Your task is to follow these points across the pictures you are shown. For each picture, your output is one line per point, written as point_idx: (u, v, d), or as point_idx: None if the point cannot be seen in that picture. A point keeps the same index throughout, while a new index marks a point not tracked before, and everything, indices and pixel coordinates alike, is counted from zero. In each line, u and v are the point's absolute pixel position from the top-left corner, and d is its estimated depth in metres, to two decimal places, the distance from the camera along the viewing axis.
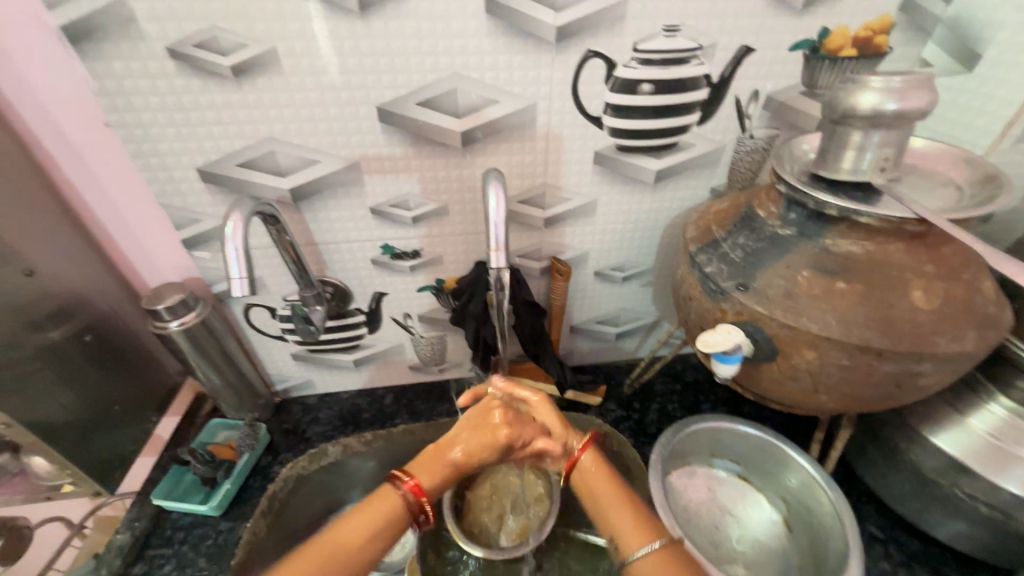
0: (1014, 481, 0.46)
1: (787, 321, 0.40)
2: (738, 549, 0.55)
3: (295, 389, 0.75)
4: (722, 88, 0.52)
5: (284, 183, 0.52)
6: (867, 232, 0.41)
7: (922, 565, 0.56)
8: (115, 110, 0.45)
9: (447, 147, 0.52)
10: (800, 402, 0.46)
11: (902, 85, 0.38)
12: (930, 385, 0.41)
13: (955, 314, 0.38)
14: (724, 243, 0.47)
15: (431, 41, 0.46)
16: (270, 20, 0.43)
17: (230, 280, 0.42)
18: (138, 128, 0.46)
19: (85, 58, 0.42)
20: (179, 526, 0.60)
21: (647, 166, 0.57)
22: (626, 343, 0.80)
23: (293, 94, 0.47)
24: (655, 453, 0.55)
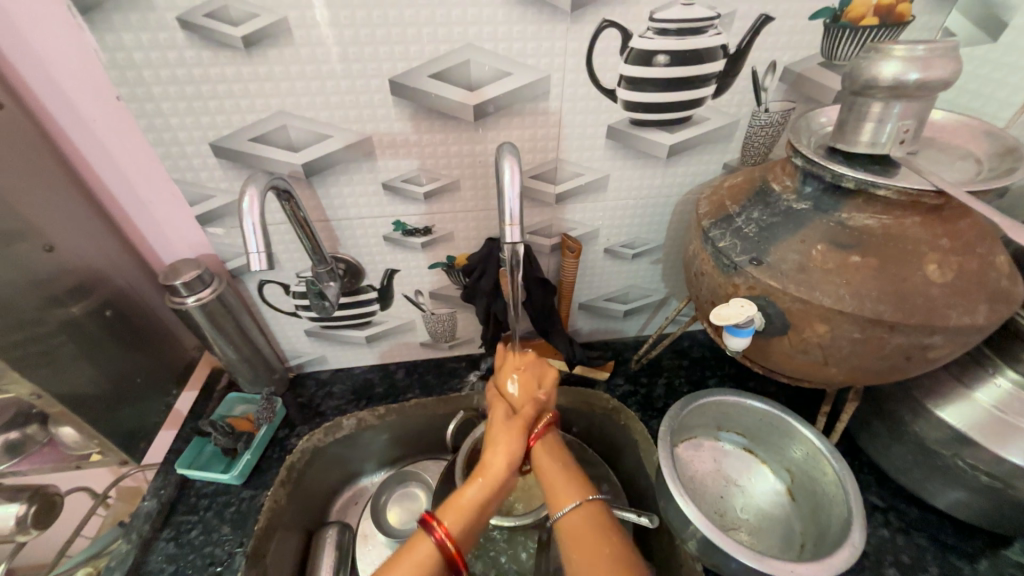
0: (1018, 453, 0.48)
1: (800, 296, 0.40)
2: (741, 517, 0.57)
3: (308, 364, 0.77)
4: (739, 59, 0.51)
5: (297, 158, 0.52)
6: (883, 205, 0.41)
7: (920, 531, 0.58)
8: (126, 83, 0.44)
9: (460, 121, 0.52)
10: (809, 375, 0.47)
11: (926, 54, 0.37)
12: (939, 358, 0.42)
13: (968, 288, 0.39)
14: (738, 218, 0.47)
15: (443, 11, 0.45)
16: None
17: (247, 254, 0.43)
18: (150, 102, 0.46)
19: (95, 29, 0.41)
20: (203, 493, 0.63)
21: (660, 140, 0.56)
22: (634, 320, 0.81)
23: (305, 67, 0.46)
24: (664, 425, 0.56)
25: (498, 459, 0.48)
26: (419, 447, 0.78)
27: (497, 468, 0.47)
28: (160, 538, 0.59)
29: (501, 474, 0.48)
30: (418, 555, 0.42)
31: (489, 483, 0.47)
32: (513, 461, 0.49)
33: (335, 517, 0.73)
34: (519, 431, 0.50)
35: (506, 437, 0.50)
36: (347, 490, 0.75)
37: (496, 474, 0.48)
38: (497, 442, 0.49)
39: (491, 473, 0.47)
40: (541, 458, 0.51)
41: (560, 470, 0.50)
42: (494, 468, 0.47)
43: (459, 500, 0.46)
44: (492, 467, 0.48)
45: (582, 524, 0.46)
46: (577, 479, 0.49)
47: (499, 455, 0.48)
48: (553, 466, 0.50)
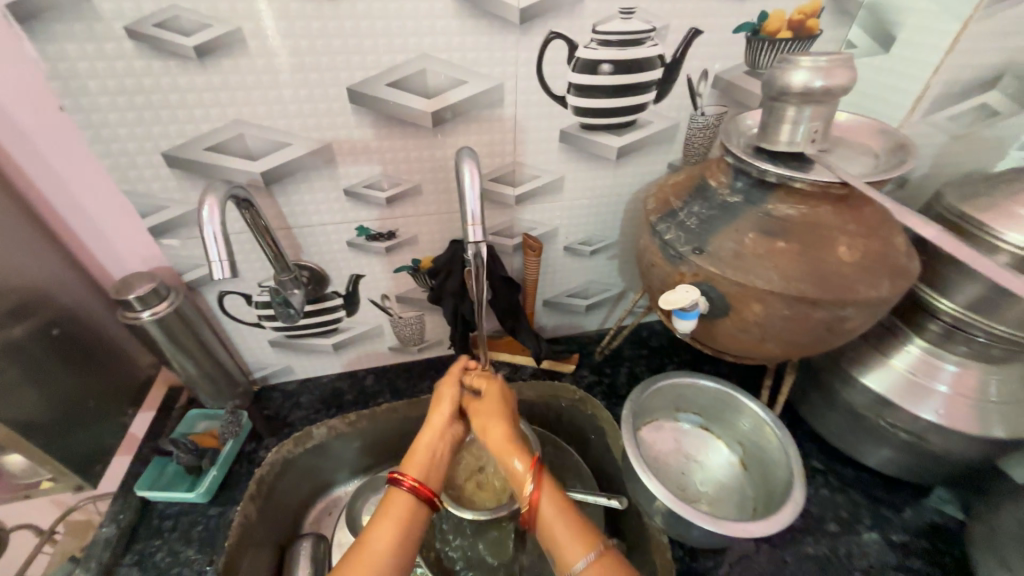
0: (928, 410, 0.55)
1: (737, 279, 0.45)
2: (701, 489, 0.62)
3: (274, 376, 0.76)
4: (675, 68, 0.56)
5: (255, 166, 0.52)
6: (801, 196, 0.46)
7: (855, 488, 0.65)
8: (69, 94, 0.43)
9: (419, 127, 0.54)
10: (751, 352, 0.52)
11: (828, 64, 0.43)
12: (855, 328, 0.47)
13: (873, 266, 0.44)
14: (681, 212, 0.52)
15: (398, 22, 0.47)
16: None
17: (209, 263, 0.43)
18: (96, 113, 0.45)
19: (34, 39, 0.40)
20: (167, 515, 0.61)
21: (609, 142, 0.60)
22: (596, 314, 0.85)
23: (261, 76, 0.46)
24: (626, 409, 0.60)
25: (438, 416, 0.53)
26: (392, 452, 0.78)
27: (438, 418, 0.53)
28: (121, 565, 0.56)
29: (445, 423, 0.53)
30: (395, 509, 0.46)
31: (438, 433, 0.53)
32: (451, 412, 0.54)
33: (308, 529, 0.72)
34: (449, 388, 0.56)
35: (440, 398, 0.55)
36: (320, 501, 0.74)
37: (444, 429, 0.53)
38: (436, 406, 0.55)
39: (439, 428, 0.53)
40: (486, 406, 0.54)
41: (565, 533, 0.45)
42: (437, 423, 0.53)
43: (415, 457, 0.50)
44: (438, 423, 0.53)
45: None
46: (586, 539, 0.44)
47: (441, 413, 0.54)
48: (558, 531, 0.45)
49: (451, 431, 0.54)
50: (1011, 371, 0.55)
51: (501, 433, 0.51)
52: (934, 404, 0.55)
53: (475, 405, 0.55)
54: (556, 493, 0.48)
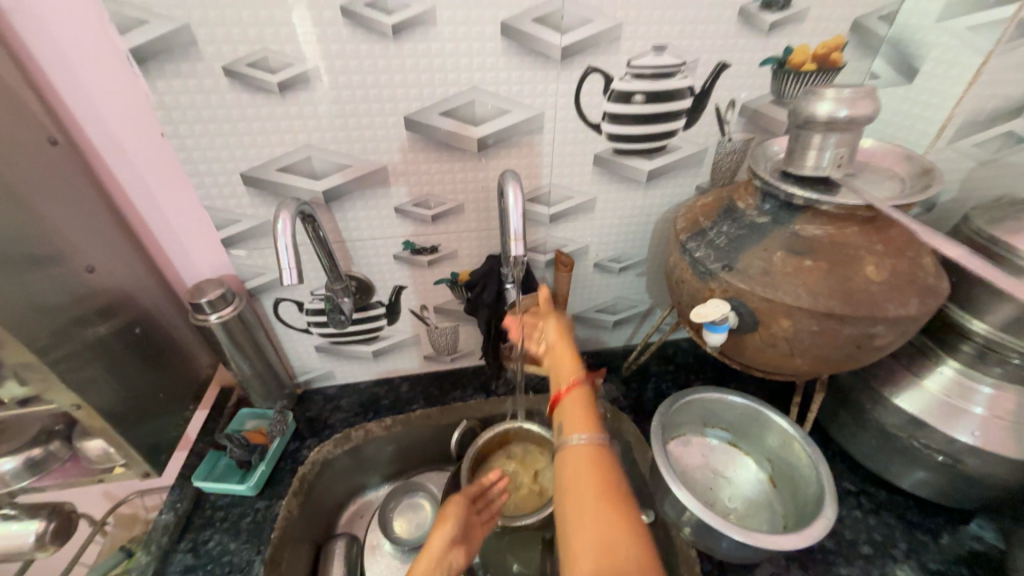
0: (963, 432, 0.55)
1: (766, 295, 0.47)
2: (731, 506, 0.62)
3: (316, 380, 0.80)
4: (704, 98, 0.60)
5: (318, 185, 0.57)
6: (828, 218, 0.49)
7: (889, 511, 0.64)
8: (170, 122, 0.50)
9: (464, 151, 0.59)
10: (780, 368, 0.53)
11: (852, 95, 0.46)
12: (884, 346, 0.49)
13: (901, 284, 0.46)
14: (710, 231, 0.55)
15: (453, 59, 0.52)
16: (313, 42, 0.49)
17: (280, 271, 0.48)
18: (191, 139, 0.51)
19: (149, 77, 0.47)
20: (218, 506, 0.65)
21: (640, 166, 0.64)
22: (623, 330, 0.87)
23: (331, 106, 0.52)
24: (655, 421, 0.61)
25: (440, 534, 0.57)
26: (423, 458, 0.81)
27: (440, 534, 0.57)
28: (178, 549, 0.60)
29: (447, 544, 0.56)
30: None
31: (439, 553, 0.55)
32: (451, 533, 0.57)
33: (342, 530, 0.75)
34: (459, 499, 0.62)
35: (447, 511, 0.60)
36: (352, 504, 0.78)
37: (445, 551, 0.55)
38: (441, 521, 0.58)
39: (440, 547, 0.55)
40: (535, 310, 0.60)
41: (577, 412, 0.47)
42: (435, 545, 0.55)
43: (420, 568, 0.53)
44: (439, 542, 0.56)
45: (583, 473, 0.42)
46: (593, 425, 0.46)
47: (444, 526, 0.57)
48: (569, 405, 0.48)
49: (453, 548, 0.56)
50: None
51: (549, 327, 0.58)
52: (970, 426, 0.55)
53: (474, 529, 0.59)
54: (590, 400, 0.49)
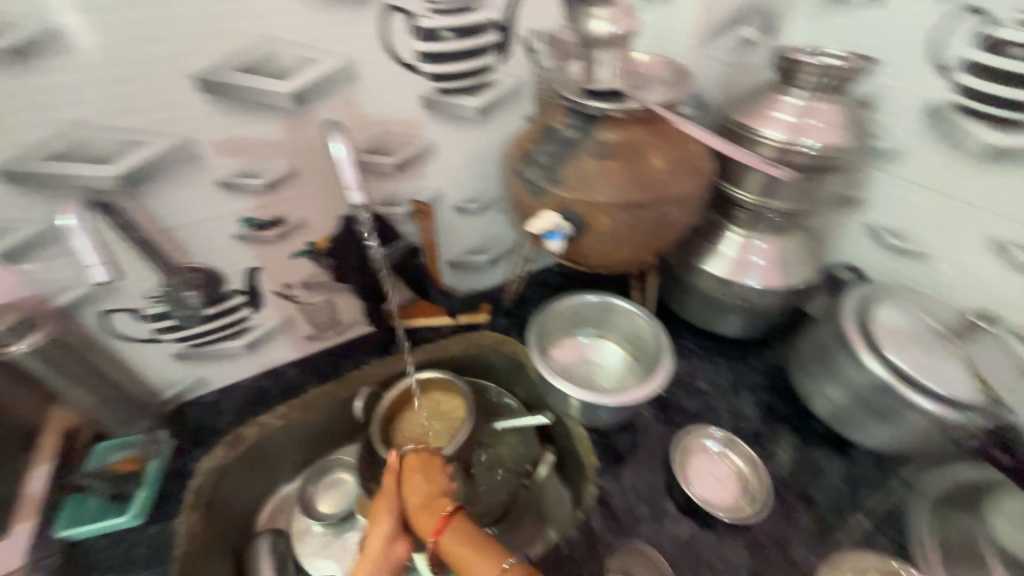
0: (752, 278, 0.72)
1: (585, 198, 0.55)
2: (605, 385, 0.73)
3: (187, 393, 0.73)
4: (508, 30, 0.65)
5: (110, 170, 0.50)
6: (619, 122, 0.57)
7: (721, 354, 0.82)
8: None
9: (279, 109, 0.55)
10: (615, 260, 0.63)
11: (616, 14, 0.56)
12: (681, 221, 0.61)
13: (679, 168, 0.57)
14: (536, 153, 0.61)
15: (233, 6, 0.48)
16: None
17: (84, 270, 0.43)
18: None
19: None
20: (98, 548, 0.59)
21: (467, 104, 0.67)
22: (499, 268, 0.93)
23: (94, 73, 0.46)
24: (529, 332, 0.69)
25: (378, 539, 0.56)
26: (334, 437, 0.81)
27: (377, 537, 0.56)
28: None
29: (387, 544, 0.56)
30: None
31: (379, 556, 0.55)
32: (388, 531, 0.57)
33: (262, 528, 0.73)
34: (389, 490, 0.60)
35: (379, 508, 0.59)
36: (269, 502, 0.75)
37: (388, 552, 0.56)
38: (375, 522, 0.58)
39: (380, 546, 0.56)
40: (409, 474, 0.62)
41: (472, 555, 0.53)
42: (374, 545, 0.56)
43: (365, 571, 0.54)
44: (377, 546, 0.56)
45: None
46: (493, 558, 0.53)
47: (380, 525, 0.57)
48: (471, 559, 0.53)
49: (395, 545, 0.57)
50: (798, 238, 0.74)
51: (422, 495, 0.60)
52: (753, 273, 0.73)
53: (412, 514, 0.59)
54: (475, 537, 0.55)
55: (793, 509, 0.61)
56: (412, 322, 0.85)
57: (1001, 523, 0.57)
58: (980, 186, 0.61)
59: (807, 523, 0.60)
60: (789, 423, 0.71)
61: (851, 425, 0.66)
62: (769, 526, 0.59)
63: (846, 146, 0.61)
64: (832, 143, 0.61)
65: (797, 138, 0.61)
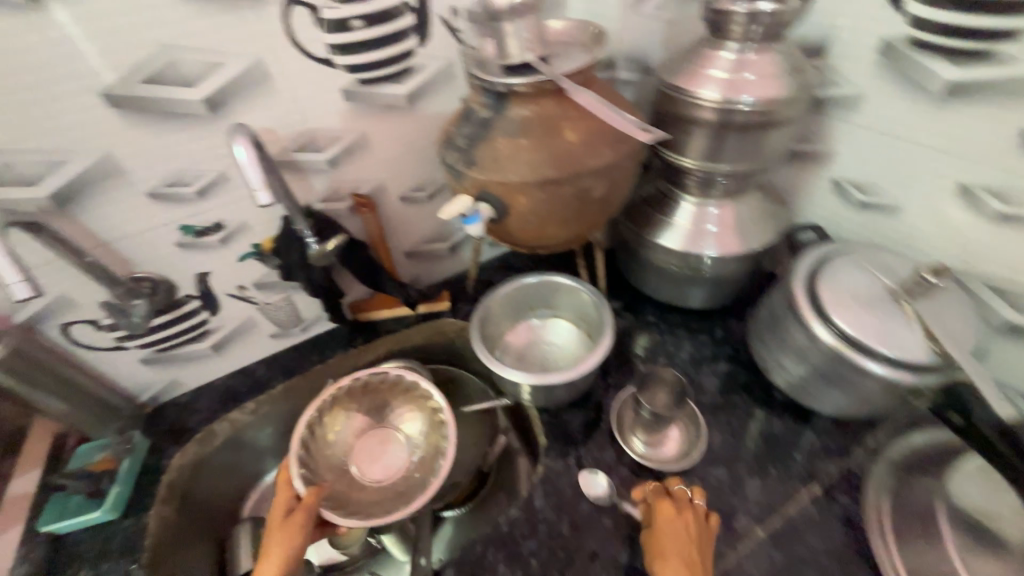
0: (709, 247, 0.70)
1: (499, 179, 0.55)
2: (559, 365, 0.73)
3: (163, 394, 0.77)
4: (425, 11, 0.63)
5: (39, 192, 0.53)
6: (527, 97, 0.55)
7: (680, 326, 0.80)
8: None
9: (196, 118, 0.57)
10: (547, 240, 0.62)
11: None
12: (607, 194, 0.58)
13: (596, 139, 0.55)
14: (455, 137, 0.60)
15: (152, 31, 0.51)
16: None
17: (8, 287, 0.47)
18: None
19: None
20: (79, 542, 0.64)
21: (394, 92, 0.66)
22: (459, 254, 0.92)
23: (59, 120, 0.51)
24: (475, 316, 0.70)
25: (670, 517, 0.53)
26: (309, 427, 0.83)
27: (309, 496, 0.63)
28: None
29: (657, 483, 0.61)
30: (285, 530, 0.59)
31: (688, 534, 0.52)
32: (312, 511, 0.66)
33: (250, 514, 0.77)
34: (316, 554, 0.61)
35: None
36: (253, 492, 0.79)
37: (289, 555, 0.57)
38: (276, 535, 0.59)
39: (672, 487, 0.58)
40: (677, 527, 0.52)
41: (673, 552, 0.50)
42: (283, 508, 0.63)
43: (275, 541, 0.58)
44: (673, 543, 0.51)
45: (667, 552, 0.50)
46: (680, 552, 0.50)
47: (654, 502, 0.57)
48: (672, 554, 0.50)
49: (686, 509, 0.55)
50: (753, 197, 0.71)
51: (679, 550, 0.51)
52: (710, 242, 0.70)
53: (665, 533, 0.52)
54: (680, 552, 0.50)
55: (740, 479, 0.61)
56: (376, 315, 0.86)
57: (962, 483, 0.57)
58: (945, 129, 0.57)
59: (754, 492, 0.60)
60: (749, 396, 0.69)
61: (806, 393, 0.64)
62: (712, 498, 0.60)
63: (786, 98, 0.57)
64: (767, 95, 0.56)
65: (735, 95, 0.57)
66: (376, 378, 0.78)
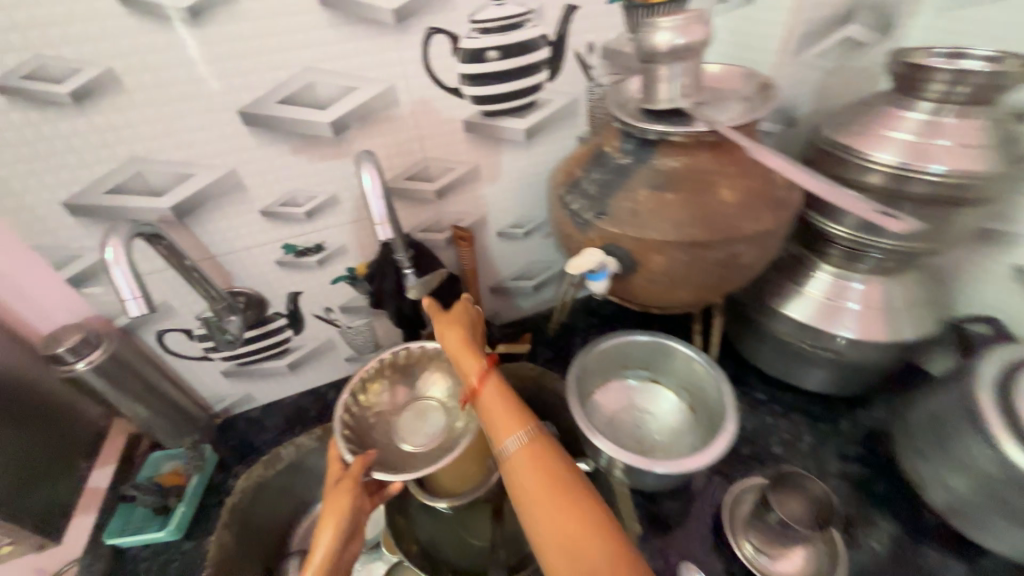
0: (845, 327, 0.60)
1: (637, 236, 0.48)
2: (657, 439, 0.65)
3: (235, 406, 0.76)
4: (560, 46, 0.59)
5: (163, 202, 0.52)
6: (680, 148, 0.49)
7: (798, 411, 0.69)
8: None
9: (320, 140, 0.55)
10: (669, 302, 0.55)
11: (683, 22, 0.46)
12: (753, 262, 0.51)
13: (753, 202, 0.48)
14: (583, 181, 0.54)
15: (297, 53, 0.49)
16: (130, 53, 0.44)
17: (123, 302, 0.43)
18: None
19: None
20: (141, 558, 0.61)
21: (514, 126, 0.63)
22: (544, 293, 0.87)
23: (195, 134, 0.50)
24: (572, 372, 0.62)
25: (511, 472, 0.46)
26: None
27: (356, 465, 0.55)
28: None
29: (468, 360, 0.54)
30: (334, 503, 0.52)
31: (552, 508, 0.43)
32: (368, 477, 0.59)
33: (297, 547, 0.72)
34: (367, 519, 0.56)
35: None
36: (303, 520, 0.74)
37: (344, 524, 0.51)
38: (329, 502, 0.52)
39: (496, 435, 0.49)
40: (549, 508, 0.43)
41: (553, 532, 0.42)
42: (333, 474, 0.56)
43: (327, 510, 0.52)
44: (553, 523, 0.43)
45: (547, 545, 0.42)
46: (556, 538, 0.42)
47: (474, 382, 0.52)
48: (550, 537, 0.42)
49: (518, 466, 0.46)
50: (913, 276, 0.60)
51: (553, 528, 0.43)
52: (849, 321, 0.60)
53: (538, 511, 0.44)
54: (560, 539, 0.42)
55: None
56: None
57: None
58: None
59: None
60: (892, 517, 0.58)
61: (979, 526, 0.52)
62: None
63: (992, 172, 0.48)
64: (968, 168, 0.47)
65: (920, 163, 0.49)
66: (415, 349, 0.67)
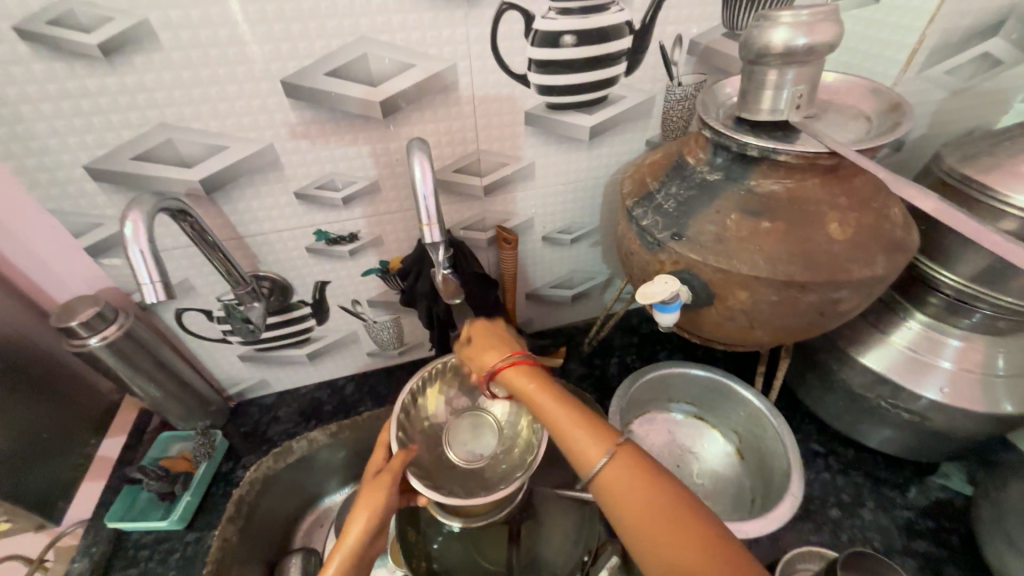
0: (931, 388, 0.52)
1: (721, 266, 0.41)
2: (698, 483, 0.59)
3: (249, 391, 0.72)
4: (645, 36, 0.52)
5: (192, 174, 0.48)
6: (785, 170, 0.42)
7: (858, 471, 0.62)
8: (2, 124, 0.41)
9: (366, 120, 0.49)
10: (739, 341, 0.48)
11: (810, 19, 0.38)
12: (850, 310, 0.43)
13: (865, 241, 0.41)
14: (657, 194, 0.47)
15: (351, 20, 0.43)
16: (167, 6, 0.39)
17: (140, 286, 0.39)
18: (15, 134, 0.42)
19: None
20: (142, 544, 0.59)
21: (580, 123, 0.56)
22: (583, 304, 0.80)
23: (233, 103, 0.45)
24: (614, 403, 0.56)
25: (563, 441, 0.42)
26: None
27: (400, 456, 0.51)
28: None
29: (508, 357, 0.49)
30: (370, 489, 0.49)
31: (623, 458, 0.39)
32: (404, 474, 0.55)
33: (300, 543, 0.69)
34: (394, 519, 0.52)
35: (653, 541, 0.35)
36: (309, 513, 0.71)
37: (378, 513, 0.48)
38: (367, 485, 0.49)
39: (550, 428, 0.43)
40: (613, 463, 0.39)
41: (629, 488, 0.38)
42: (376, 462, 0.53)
43: (364, 492, 0.49)
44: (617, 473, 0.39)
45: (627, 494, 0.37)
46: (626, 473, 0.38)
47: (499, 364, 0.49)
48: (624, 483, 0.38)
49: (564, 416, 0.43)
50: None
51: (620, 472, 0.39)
52: (937, 381, 0.52)
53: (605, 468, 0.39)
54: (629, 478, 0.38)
55: None
56: None
57: None
58: None
59: None
60: None
61: None
62: None
63: None
64: None
65: None
66: None
